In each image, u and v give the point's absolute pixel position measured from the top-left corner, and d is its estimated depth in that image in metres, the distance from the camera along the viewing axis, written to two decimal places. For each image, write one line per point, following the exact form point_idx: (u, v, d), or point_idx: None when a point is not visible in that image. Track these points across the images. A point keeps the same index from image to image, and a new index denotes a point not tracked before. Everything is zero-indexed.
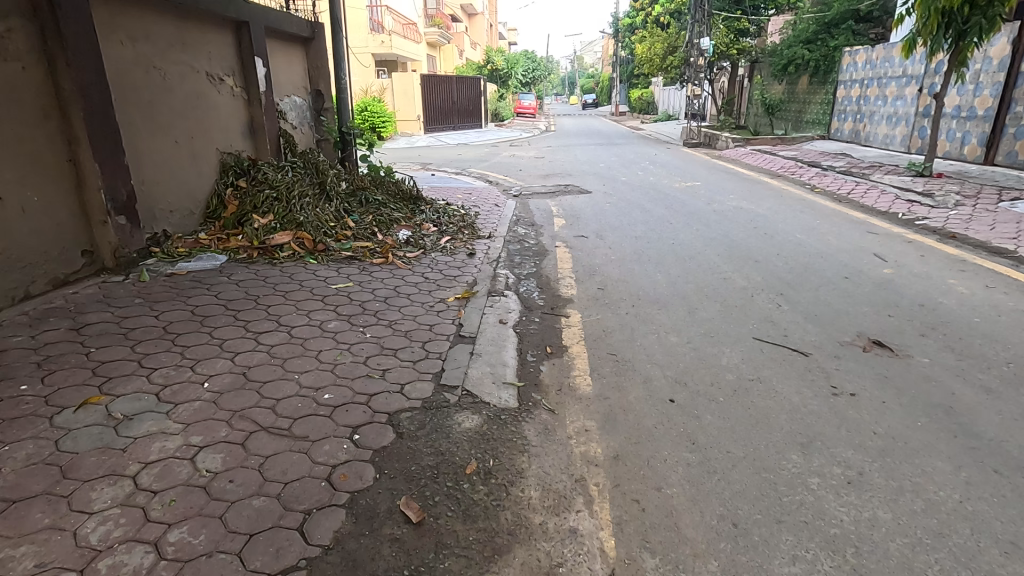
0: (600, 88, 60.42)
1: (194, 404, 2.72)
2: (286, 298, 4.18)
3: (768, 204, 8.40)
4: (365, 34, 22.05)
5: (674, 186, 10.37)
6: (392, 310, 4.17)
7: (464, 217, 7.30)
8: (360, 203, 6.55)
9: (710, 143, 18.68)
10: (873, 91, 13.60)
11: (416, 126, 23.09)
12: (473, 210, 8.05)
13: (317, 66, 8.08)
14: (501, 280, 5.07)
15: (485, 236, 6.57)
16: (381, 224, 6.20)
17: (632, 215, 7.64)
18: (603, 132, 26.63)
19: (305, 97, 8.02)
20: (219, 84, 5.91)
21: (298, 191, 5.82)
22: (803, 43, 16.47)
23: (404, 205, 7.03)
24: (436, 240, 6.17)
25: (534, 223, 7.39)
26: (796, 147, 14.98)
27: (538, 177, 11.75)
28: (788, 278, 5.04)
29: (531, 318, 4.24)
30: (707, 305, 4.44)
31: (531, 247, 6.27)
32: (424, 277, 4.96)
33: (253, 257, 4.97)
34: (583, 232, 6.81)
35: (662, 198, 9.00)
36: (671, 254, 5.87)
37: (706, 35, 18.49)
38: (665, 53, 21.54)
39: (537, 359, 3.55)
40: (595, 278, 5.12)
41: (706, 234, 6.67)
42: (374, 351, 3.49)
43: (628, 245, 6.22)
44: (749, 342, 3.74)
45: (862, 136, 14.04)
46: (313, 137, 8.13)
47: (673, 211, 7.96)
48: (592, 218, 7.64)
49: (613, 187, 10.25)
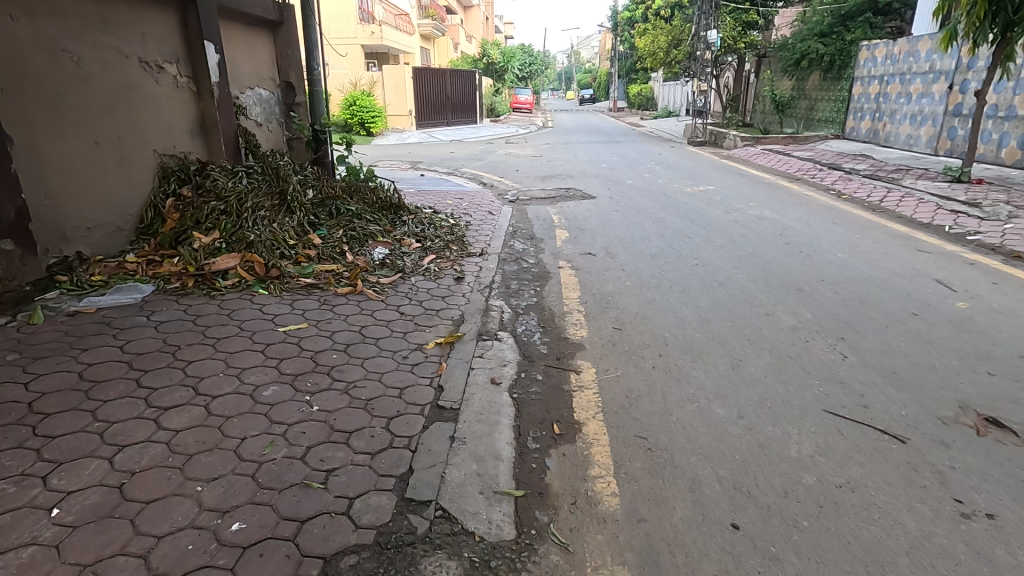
0: (597, 84, 59.37)
1: (21, 557, 1.82)
2: (214, 350, 3.23)
3: (795, 214, 7.49)
4: (354, 25, 20.91)
5: (685, 191, 9.45)
6: (352, 366, 3.23)
7: (452, 230, 6.35)
8: (331, 214, 5.60)
9: (717, 142, 17.73)
10: (894, 87, 12.71)
11: (409, 122, 22.02)
12: (464, 220, 7.10)
13: (286, 54, 7.11)
14: (495, 316, 4.15)
15: (476, 253, 5.64)
16: (353, 241, 5.24)
17: (644, 228, 6.72)
18: (601, 128, 25.64)
19: (273, 90, 7.04)
20: (157, 73, 4.94)
21: (252, 202, 4.85)
22: (817, 36, 15.48)
23: (383, 215, 6.09)
24: (418, 259, 5.23)
25: (533, 237, 6.44)
26: (810, 147, 14.10)
27: (536, 179, 10.78)
28: (845, 314, 4.14)
29: (531, 374, 3.32)
30: (754, 355, 3.53)
31: (529, 268, 5.34)
32: (400, 312, 4.04)
33: (187, 288, 4.02)
34: (591, 249, 5.89)
35: (675, 205, 8.09)
36: (696, 278, 4.97)
37: (713, 27, 17.48)
38: (669, 46, 20.43)
39: (541, 446, 2.63)
40: (609, 313, 4.20)
41: (733, 253, 5.75)
42: (320, 437, 2.56)
43: (644, 267, 5.29)
44: (822, 417, 2.83)
45: (881, 136, 13.15)
46: (282, 135, 7.15)
47: (691, 222, 7.05)
48: (599, 230, 6.69)
49: (619, 192, 9.30)
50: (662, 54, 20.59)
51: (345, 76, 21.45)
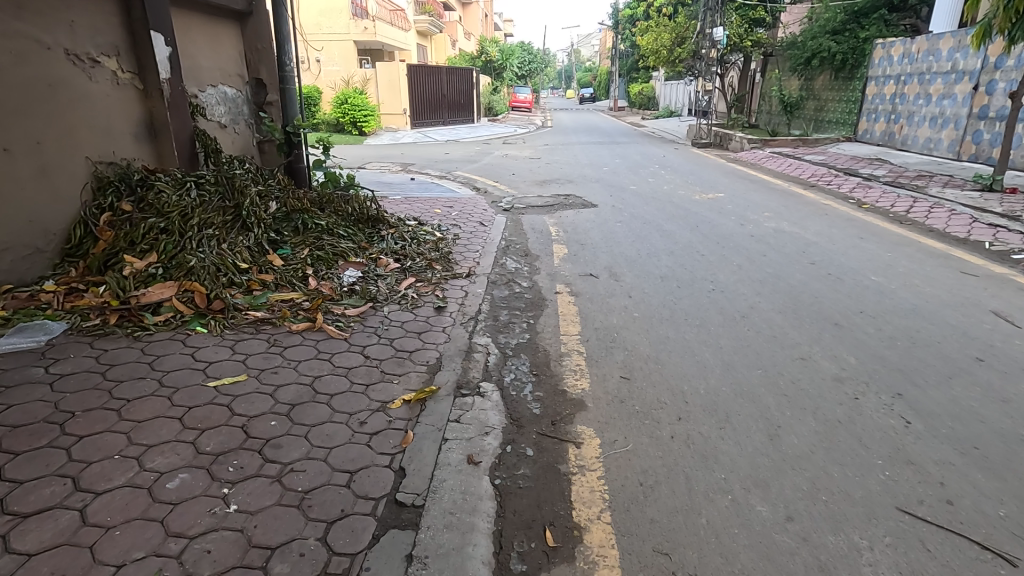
0: (598, 84, 58.71)
1: None
2: (117, 417, 2.55)
3: (816, 227, 6.82)
4: (346, 20, 20.24)
5: (694, 198, 8.81)
6: (293, 437, 2.57)
7: (436, 245, 5.67)
8: (297, 229, 4.92)
9: (723, 143, 17.04)
10: (912, 88, 12.06)
11: (403, 121, 21.32)
12: (452, 232, 6.44)
13: (257, 48, 6.44)
14: (479, 360, 3.48)
15: (462, 275, 4.98)
16: (320, 262, 4.56)
17: (650, 244, 6.05)
18: (601, 128, 24.99)
19: (241, 88, 6.37)
20: (92, 68, 4.26)
21: (200, 218, 4.17)
22: (829, 33, 14.78)
23: (358, 230, 5.43)
24: (394, 283, 4.55)
25: (527, 254, 5.77)
26: (821, 150, 13.47)
27: (533, 184, 10.10)
28: (896, 359, 3.47)
29: (519, 447, 2.65)
30: (796, 418, 2.86)
31: (522, 293, 4.67)
32: (365, 356, 3.38)
33: (108, 326, 3.35)
34: (592, 270, 5.21)
35: (684, 216, 7.44)
36: (715, 308, 4.30)
37: (720, 25, 16.80)
38: (673, 44, 19.61)
39: (529, 570, 1.98)
40: (614, 356, 3.54)
41: (753, 274, 5.09)
42: (229, 560, 1.90)
43: (653, 293, 4.62)
44: (897, 521, 2.16)
45: (897, 139, 12.50)
46: (250, 138, 6.47)
47: (702, 236, 6.39)
48: (602, 245, 6.02)
49: (622, 200, 8.62)
50: (665, 52, 19.80)
51: (338, 73, 20.82)
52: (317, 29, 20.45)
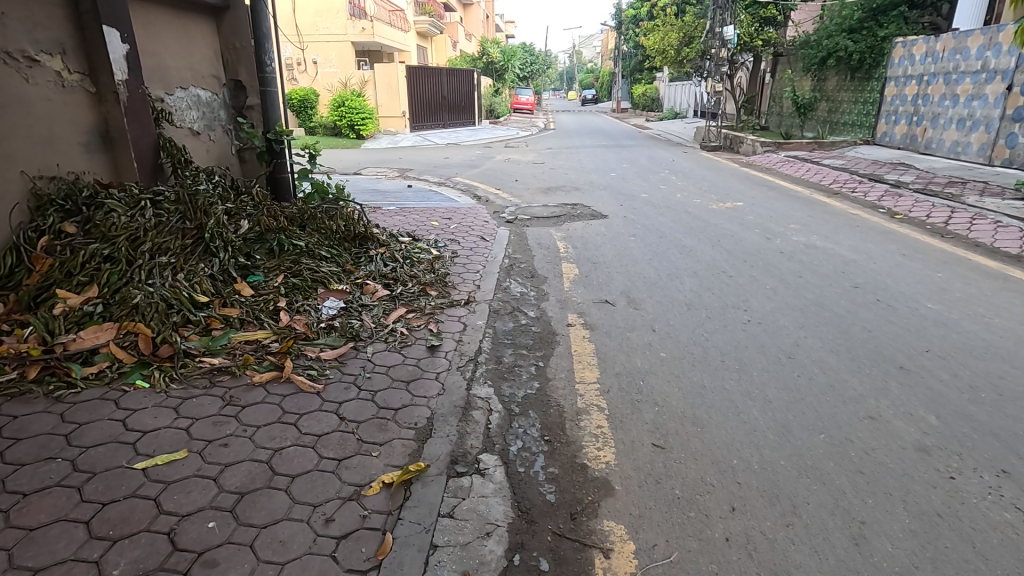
0: (600, 86, 58.12)
1: None
2: (3, 524, 1.96)
3: (850, 241, 6.20)
4: (343, 20, 19.68)
5: (710, 207, 8.20)
6: (234, 548, 1.96)
7: (432, 267, 5.07)
8: (272, 251, 4.31)
9: (733, 147, 16.40)
10: (937, 88, 11.46)
11: (402, 123, 20.68)
12: (450, 249, 5.85)
13: (234, 47, 5.85)
14: (478, 420, 2.87)
15: (460, 302, 4.37)
16: (297, 292, 3.95)
17: (670, 263, 5.44)
18: (605, 130, 24.43)
19: (217, 91, 5.77)
20: (28, 67, 3.68)
21: (153, 243, 3.57)
22: (845, 31, 14.11)
23: (344, 249, 4.83)
24: (381, 316, 3.94)
25: (533, 275, 5.16)
26: (838, 154, 12.85)
27: (537, 192, 9.49)
28: (987, 419, 2.86)
29: (531, 556, 2.05)
30: (882, 509, 2.25)
31: (528, 325, 4.07)
32: (340, 418, 2.78)
33: (27, 382, 2.76)
34: (606, 295, 4.60)
35: (703, 228, 6.83)
36: (754, 346, 3.68)
37: (730, 23, 16.17)
38: (680, 43, 19.02)
39: None
40: (642, 413, 2.93)
41: (790, 300, 4.47)
42: None
43: (680, 326, 4.01)
44: None
45: (920, 142, 11.91)
46: (228, 145, 5.87)
47: (726, 254, 5.78)
48: (616, 265, 5.40)
49: (633, 210, 8.00)
50: (673, 52, 19.12)
51: (334, 75, 20.19)
52: (314, 29, 19.84)
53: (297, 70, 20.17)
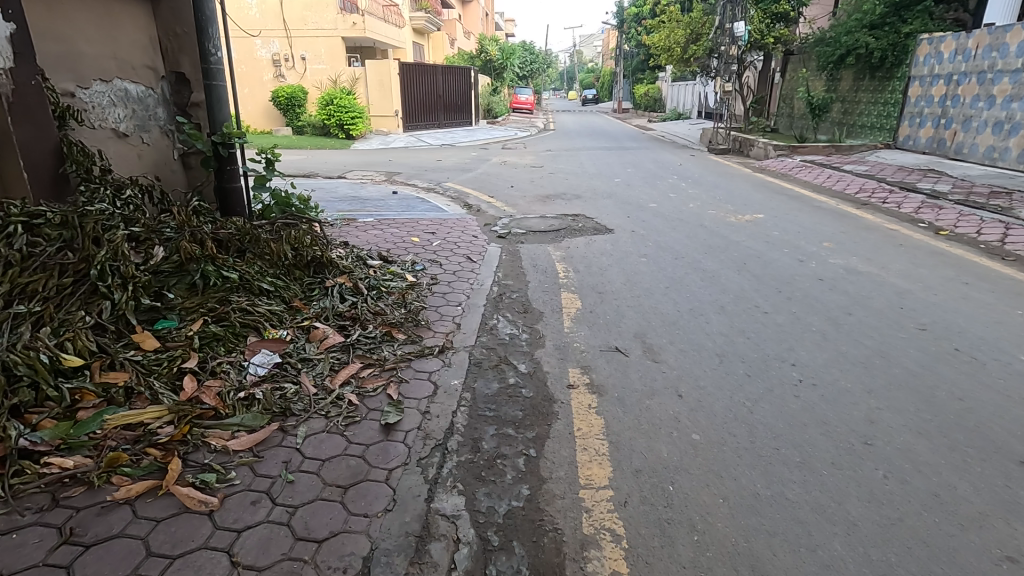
0: (601, 86, 57.32)
1: None
2: None
3: (899, 265, 5.30)
4: (333, 15, 18.75)
5: (728, 219, 7.33)
6: None
7: (402, 300, 4.19)
8: (194, 287, 3.39)
9: (742, 150, 15.52)
10: (968, 89, 10.61)
11: (394, 123, 19.75)
12: (429, 273, 4.96)
13: (175, 34, 4.93)
14: (437, 562, 1.99)
15: (432, 351, 3.47)
16: (216, 345, 3.04)
17: (691, 294, 4.55)
18: (607, 131, 23.58)
19: (153, 85, 4.84)
20: None
21: (12, 285, 2.67)
22: (866, 27, 13.05)
23: (294, 281, 3.95)
24: (325, 377, 3.04)
25: (525, 310, 4.26)
26: (859, 159, 11.98)
27: (534, 200, 8.59)
28: None
29: None
30: None
31: (517, 385, 3.16)
32: (231, 563, 1.88)
33: None
34: (616, 341, 3.70)
35: (724, 247, 5.95)
36: (815, 424, 2.78)
37: (741, 19, 15.20)
38: (687, 41, 17.91)
39: None
40: (678, 550, 2.03)
41: (847, 349, 3.58)
42: None
43: (713, 388, 3.11)
44: None
45: (949, 146, 11.08)
46: (168, 151, 4.97)
47: (756, 281, 4.87)
48: (626, 296, 4.50)
49: (642, 222, 7.09)
50: (678, 50, 18.10)
51: (324, 71, 19.24)
52: (302, 24, 18.88)
53: (284, 67, 19.22)
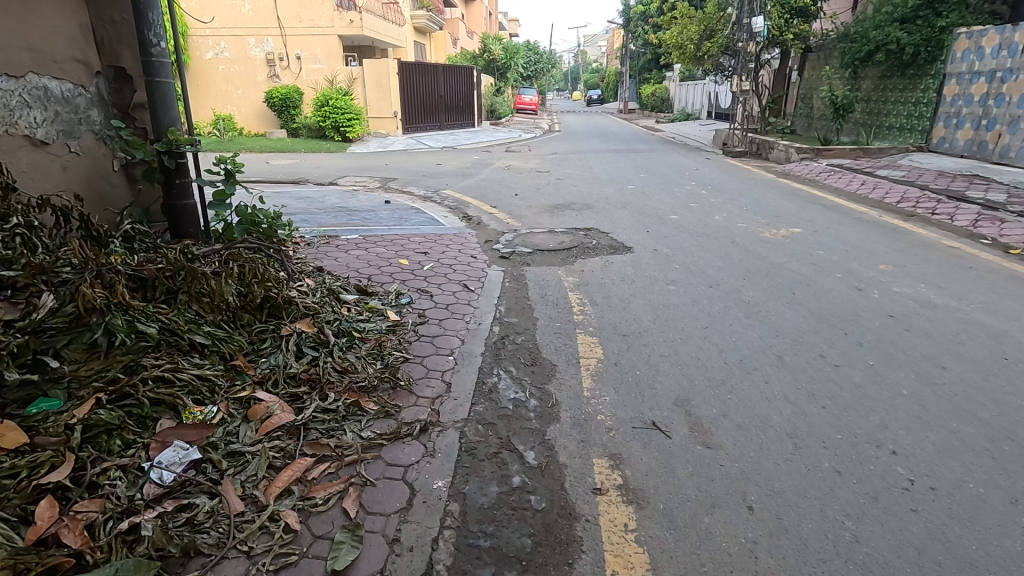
0: (605, 87, 56.55)
1: None
2: None
3: (978, 295, 4.44)
4: (329, 12, 17.95)
5: (761, 234, 6.47)
6: None
7: (379, 351, 3.35)
8: (95, 346, 2.54)
9: (760, 153, 14.63)
10: (1014, 86, 9.73)
11: (394, 125, 18.93)
12: (416, 307, 4.12)
13: (113, 21, 4.13)
14: None
15: (410, 433, 2.63)
16: (108, 439, 2.20)
17: (738, 338, 3.69)
18: (614, 132, 22.73)
19: (86, 83, 4.00)
20: None
21: None
22: (897, 21, 12.13)
23: (239, 331, 3.10)
24: (256, 483, 2.20)
25: (532, 361, 3.41)
26: (891, 162, 11.10)
27: (541, 210, 7.77)
28: None
29: None
30: None
31: (524, 489, 2.32)
32: None
33: None
34: (652, 413, 2.85)
35: (764, 270, 5.10)
36: (955, 565, 1.93)
37: (760, 13, 14.24)
38: (700, 39, 16.93)
39: None
40: None
41: (960, 426, 2.72)
42: None
43: (794, 495, 2.26)
44: None
45: (992, 150, 10.22)
46: (106, 163, 4.12)
47: (813, 319, 4.00)
48: (658, 341, 3.64)
49: (664, 238, 6.24)
50: (691, 48, 17.05)
51: (320, 71, 18.43)
52: (297, 22, 18.07)
53: (279, 66, 18.37)
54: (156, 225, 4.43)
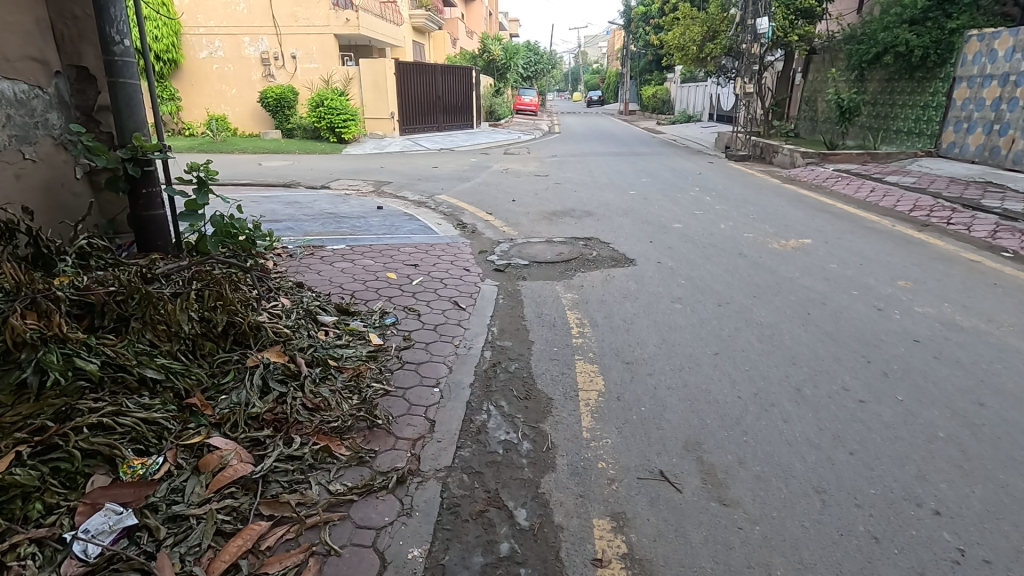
0: (606, 88, 56.23)
1: None
2: None
3: (1008, 317, 4.13)
4: (326, 11, 17.63)
5: (770, 245, 6.17)
6: None
7: (355, 382, 3.03)
8: (24, 388, 2.22)
9: (764, 156, 14.33)
10: None
11: (390, 126, 18.61)
12: (401, 329, 3.80)
13: (75, 17, 3.79)
14: None
15: (384, 486, 2.31)
16: (24, 504, 1.88)
17: (752, 367, 3.37)
18: (615, 134, 22.43)
19: (45, 84, 3.66)
20: None
21: None
22: (906, 23, 11.79)
23: (199, 362, 2.78)
24: (198, 555, 1.88)
25: (526, 392, 3.09)
26: (900, 168, 10.80)
27: (539, 218, 7.46)
28: None
29: None
30: None
31: (513, 560, 2.00)
32: None
33: None
34: (660, 460, 2.53)
35: (775, 286, 4.79)
36: None
37: (765, 14, 13.92)
38: (703, 40, 16.56)
39: None
40: None
41: (1009, 478, 2.40)
42: None
43: (827, 571, 1.94)
44: None
45: (1006, 155, 9.93)
46: (68, 171, 3.81)
47: (832, 344, 3.68)
48: (664, 370, 3.33)
49: (668, 249, 5.93)
50: (694, 49, 16.69)
51: (315, 71, 18.10)
52: (292, 20, 17.74)
53: (274, 66, 18.06)
54: (122, 238, 4.11)
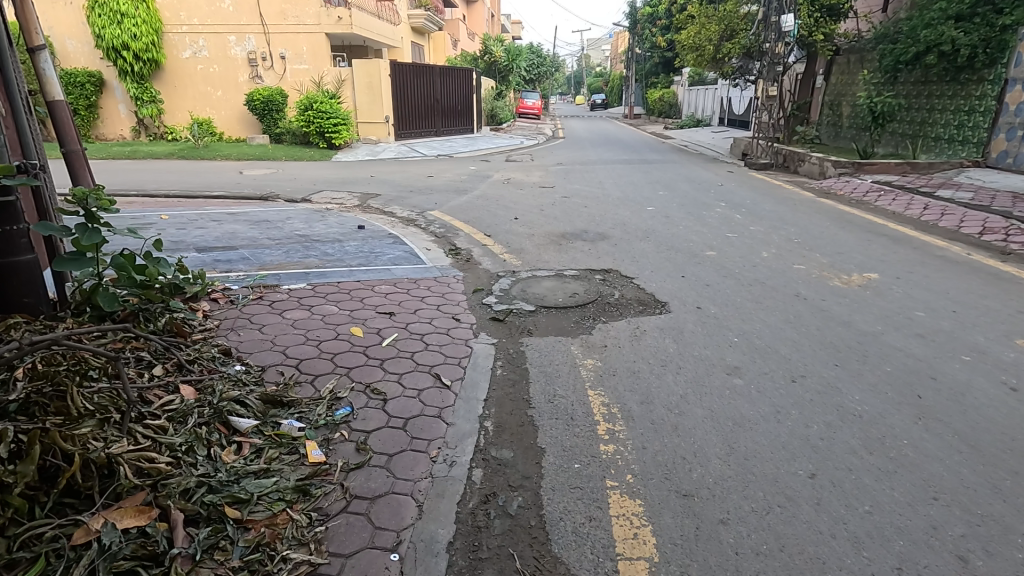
0: (609, 92, 55.20)
1: None
2: None
3: None
4: (317, 9, 16.55)
5: (829, 281, 5.03)
6: None
7: (260, 557, 1.89)
8: None
9: (787, 165, 13.22)
10: None
11: (385, 130, 17.57)
12: (354, 432, 2.65)
13: None
14: None
15: None
16: None
17: (875, 507, 2.25)
18: (623, 139, 21.31)
19: None
20: None
21: None
22: (952, 20, 10.62)
23: None
24: None
25: (537, 567, 1.98)
26: (947, 180, 9.68)
27: (545, 242, 6.34)
28: None
29: None
30: None
31: None
32: None
33: None
34: None
35: (860, 349, 3.65)
36: None
37: (790, 11, 12.79)
38: (720, 39, 15.45)
39: None
40: None
41: None
42: None
43: None
44: None
45: None
46: None
47: (977, 456, 2.56)
48: (746, 516, 2.20)
49: (707, 288, 4.79)
50: (710, 49, 15.58)
51: (306, 72, 17.03)
52: (280, 18, 16.64)
53: (261, 67, 16.98)
54: None
